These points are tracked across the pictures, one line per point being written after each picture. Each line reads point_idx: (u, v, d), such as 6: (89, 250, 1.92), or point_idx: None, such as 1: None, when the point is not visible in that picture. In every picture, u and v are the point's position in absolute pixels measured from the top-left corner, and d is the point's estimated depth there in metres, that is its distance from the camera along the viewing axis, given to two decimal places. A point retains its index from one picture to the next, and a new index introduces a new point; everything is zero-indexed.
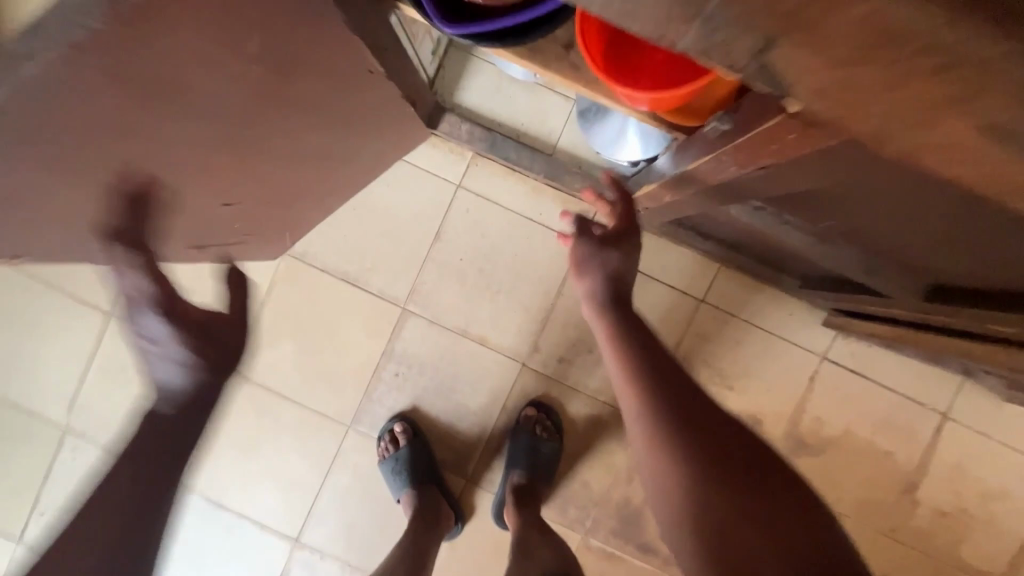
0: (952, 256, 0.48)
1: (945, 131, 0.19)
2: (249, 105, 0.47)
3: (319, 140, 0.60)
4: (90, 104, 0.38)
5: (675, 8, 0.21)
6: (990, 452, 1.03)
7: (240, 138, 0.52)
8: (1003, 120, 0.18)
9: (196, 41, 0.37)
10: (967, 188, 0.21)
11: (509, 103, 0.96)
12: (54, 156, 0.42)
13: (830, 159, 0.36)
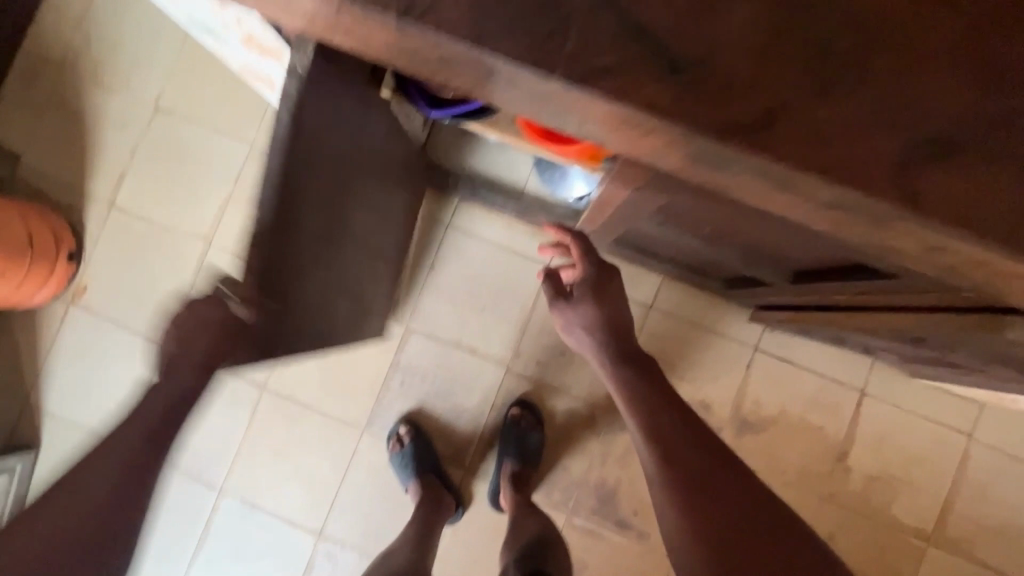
0: (775, 238, 0.71)
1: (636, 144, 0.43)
2: (344, 175, 0.70)
3: (370, 186, 0.83)
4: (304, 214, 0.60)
5: (523, 98, 0.46)
6: (905, 422, 1.22)
7: (338, 210, 0.72)
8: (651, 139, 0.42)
9: (326, 141, 0.59)
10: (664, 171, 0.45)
11: (483, 159, 1.23)
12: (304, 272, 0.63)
13: (657, 175, 0.61)
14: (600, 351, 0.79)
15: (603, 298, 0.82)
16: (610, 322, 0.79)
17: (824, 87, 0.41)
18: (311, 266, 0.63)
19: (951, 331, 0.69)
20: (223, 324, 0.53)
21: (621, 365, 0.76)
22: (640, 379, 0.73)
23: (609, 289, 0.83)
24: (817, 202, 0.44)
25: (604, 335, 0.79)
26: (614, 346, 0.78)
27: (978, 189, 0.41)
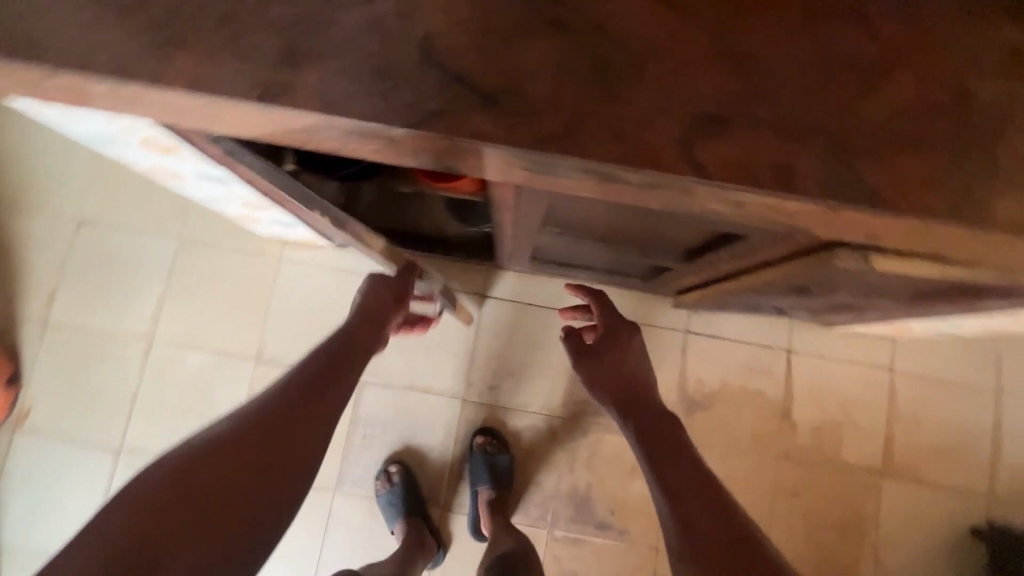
0: (648, 225, 0.82)
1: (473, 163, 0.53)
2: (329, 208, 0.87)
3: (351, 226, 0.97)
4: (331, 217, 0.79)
5: (374, 146, 0.55)
6: (834, 370, 1.33)
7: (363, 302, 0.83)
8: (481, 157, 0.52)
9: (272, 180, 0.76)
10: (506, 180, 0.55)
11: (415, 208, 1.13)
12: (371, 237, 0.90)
13: (526, 190, 0.72)
14: (620, 402, 0.83)
15: (620, 349, 0.90)
16: (623, 377, 0.86)
17: (610, 97, 0.51)
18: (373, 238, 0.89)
19: (811, 272, 0.79)
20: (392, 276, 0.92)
21: (640, 415, 0.80)
22: (665, 428, 0.78)
23: (626, 341, 0.91)
24: (636, 186, 0.53)
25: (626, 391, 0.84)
26: (632, 400, 0.83)
27: (752, 150, 0.51)
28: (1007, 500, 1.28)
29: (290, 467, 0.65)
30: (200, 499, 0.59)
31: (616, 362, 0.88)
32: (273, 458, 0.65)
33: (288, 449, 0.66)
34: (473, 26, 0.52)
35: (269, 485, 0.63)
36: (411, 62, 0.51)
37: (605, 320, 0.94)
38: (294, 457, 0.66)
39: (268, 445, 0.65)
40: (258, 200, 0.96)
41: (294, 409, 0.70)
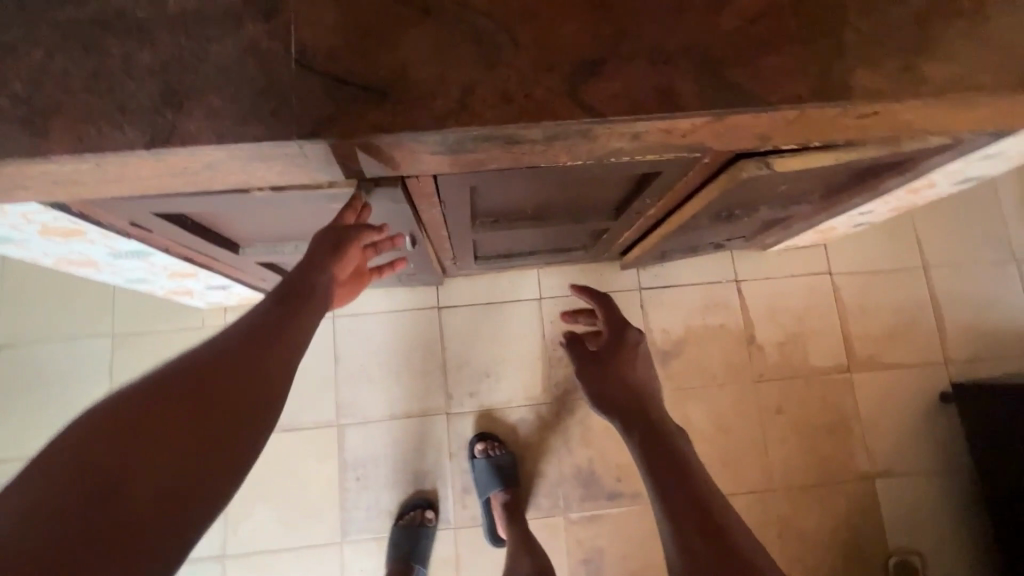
0: (569, 189, 0.85)
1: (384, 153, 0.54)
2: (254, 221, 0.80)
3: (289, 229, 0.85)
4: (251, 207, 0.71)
5: (285, 165, 0.55)
6: (781, 286, 1.40)
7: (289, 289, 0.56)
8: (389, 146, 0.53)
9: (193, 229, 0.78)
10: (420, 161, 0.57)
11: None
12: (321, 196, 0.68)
13: (445, 182, 0.73)
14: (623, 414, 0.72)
15: (626, 352, 0.80)
16: (630, 386, 0.76)
17: (491, 64, 0.53)
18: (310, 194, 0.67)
19: (726, 192, 0.84)
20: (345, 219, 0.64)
21: (646, 427, 0.69)
22: (672, 444, 0.66)
23: (632, 343, 0.81)
24: (540, 139, 0.56)
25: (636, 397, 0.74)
26: (639, 410, 0.72)
27: (633, 81, 0.54)
28: (960, 359, 1.38)
29: (240, 419, 0.43)
30: (127, 447, 0.38)
31: (617, 372, 0.78)
32: (229, 392, 0.44)
33: (250, 376, 0.46)
34: (344, 29, 0.53)
35: (226, 426, 0.42)
36: (293, 76, 0.52)
37: (610, 328, 0.85)
38: (257, 386, 0.45)
39: (225, 374, 0.45)
40: (185, 266, 0.94)
41: (255, 331, 0.50)
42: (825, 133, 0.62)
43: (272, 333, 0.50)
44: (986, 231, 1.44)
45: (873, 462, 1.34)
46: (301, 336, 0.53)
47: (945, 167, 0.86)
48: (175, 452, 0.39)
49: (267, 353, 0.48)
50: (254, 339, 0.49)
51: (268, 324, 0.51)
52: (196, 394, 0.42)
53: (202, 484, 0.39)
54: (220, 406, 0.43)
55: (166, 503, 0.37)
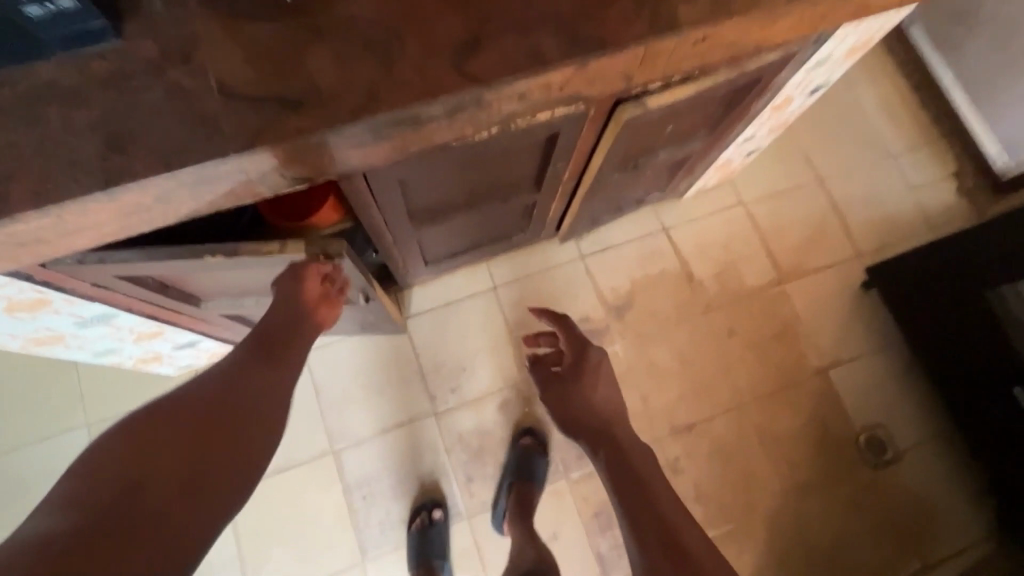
0: (488, 168, 0.95)
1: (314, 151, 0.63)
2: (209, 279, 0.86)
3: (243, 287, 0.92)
4: (202, 269, 0.79)
5: (231, 185, 0.64)
6: (704, 225, 1.55)
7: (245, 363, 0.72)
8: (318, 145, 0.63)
9: (153, 289, 0.83)
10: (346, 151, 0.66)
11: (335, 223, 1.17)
12: (260, 259, 0.80)
13: (377, 182, 0.82)
14: (587, 436, 0.84)
15: (584, 366, 0.93)
16: (590, 401, 0.88)
17: (387, 60, 0.64)
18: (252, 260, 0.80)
19: (620, 138, 0.96)
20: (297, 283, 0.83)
21: (604, 440, 0.82)
22: (625, 451, 0.79)
23: (587, 360, 0.94)
24: (442, 114, 0.66)
25: (592, 412, 0.86)
26: (601, 424, 0.84)
27: (506, 50, 0.65)
28: (869, 250, 1.57)
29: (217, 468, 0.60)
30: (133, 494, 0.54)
31: (578, 390, 0.89)
32: (202, 451, 0.60)
33: (243, 420, 0.66)
34: (255, 58, 0.62)
35: (204, 475, 0.59)
36: (218, 104, 0.60)
37: (572, 347, 0.98)
38: (235, 432, 0.64)
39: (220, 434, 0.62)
40: (152, 326, 0.98)
41: (217, 397, 0.66)
42: (674, 64, 0.76)
43: (232, 400, 0.66)
44: (858, 138, 1.66)
45: (822, 356, 1.48)
46: (256, 395, 0.69)
47: (792, 79, 1.02)
48: (196, 475, 0.58)
49: (252, 400, 0.68)
50: (218, 404, 0.65)
51: (243, 376, 0.70)
52: (201, 450, 0.60)
53: (216, 484, 0.59)
54: (224, 442, 0.62)
55: (195, 508, 0.57)
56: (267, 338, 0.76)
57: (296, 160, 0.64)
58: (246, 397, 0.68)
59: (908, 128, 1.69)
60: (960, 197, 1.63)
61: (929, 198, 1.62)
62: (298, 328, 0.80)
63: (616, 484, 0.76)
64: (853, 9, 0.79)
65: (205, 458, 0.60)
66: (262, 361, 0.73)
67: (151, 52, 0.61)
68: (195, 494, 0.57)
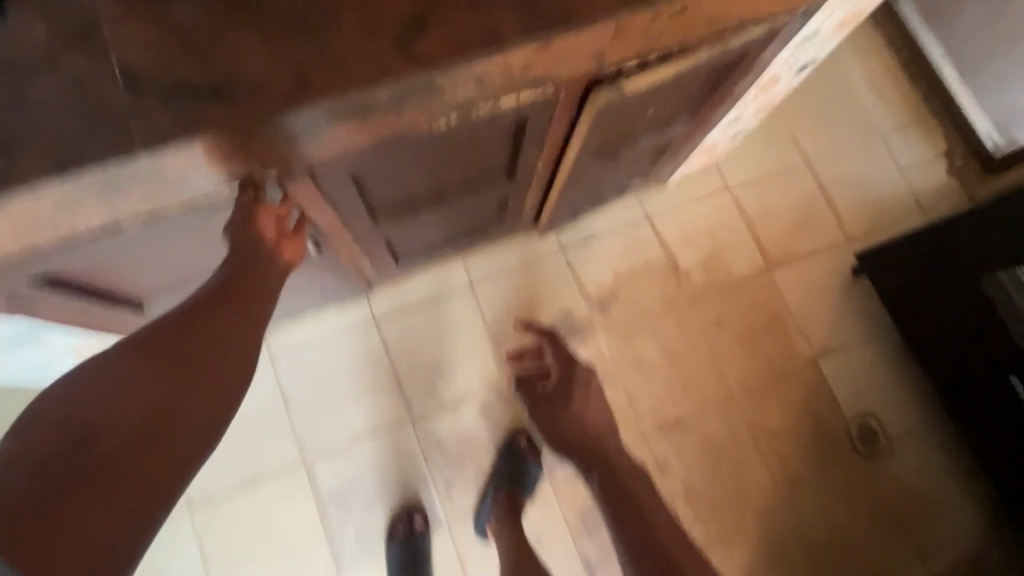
0: (453, 158, 0.88)
1: (243, 147, 0.56)
2: (142, 267, 0.76)
3: (189, 265, 0.81)
4: (128, 246, 0.67)
5: (150, 187, 0.56)
6: (689, 212, 1.49)
7: (204, 319, 0.65)
8: (246, 139, 0.55)
9: (79, 292, 0.75)
10: (280, 145, 0.58)
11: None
12: (193, 215, 0.66)
13: (327, 178, 0.74)
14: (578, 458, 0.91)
15: (573, 387, 1.00)
16: (583, 422, 0.94)
17: (320, 41, 0.56)
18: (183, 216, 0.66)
19: (596, 126, 0.89)
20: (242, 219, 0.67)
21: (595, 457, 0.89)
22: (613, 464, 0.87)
23: (580, 381, 1.01)
24: (389, 103, 0.59)
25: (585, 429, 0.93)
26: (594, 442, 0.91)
27: (458, 28, 0.58)
28: (858, 234, 1.52)
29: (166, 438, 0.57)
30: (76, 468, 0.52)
31: (570, 413, 0.96)
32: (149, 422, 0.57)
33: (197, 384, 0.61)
34: (166, 41, 0.54)
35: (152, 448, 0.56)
36: (123, 96, 0.52)
37: (558, 365, 1.04)
38: (185, 400, 0.60)
39: (168, 398, 0.59)
40: (90, 339, 0.91)
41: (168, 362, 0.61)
42: (649, 42, 0.68)
43: (182, 363, 0.61)
44: (846, 117, 1.60)
45: (812, 345, 1.43)
46: (210, 357, 0.63)
47: (779, 57, 0.96)
48: (143, 445, 0.55)
49: (207, 362, 0.63)
50: (167, 367, 0.60)
51: (196, 335, 0.64)
52: (146, 417, 0.57)
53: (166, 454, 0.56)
54: (174, 410, 0.58)
55: (142, 480, 0.54)
56: (225, 285, 0.69)
57: (223, 158, 0.56)
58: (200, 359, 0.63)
59: (898, 106, 1.63)
60: (951, 177, 1.58)
61: (919, 179, 1.57)
62: (260, 270, 0.71)
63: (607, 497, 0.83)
64: None
65: (153, 426, 0.57)
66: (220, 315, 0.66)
67: (43, 36, 0.53)
68: (143, 465, 0.55)
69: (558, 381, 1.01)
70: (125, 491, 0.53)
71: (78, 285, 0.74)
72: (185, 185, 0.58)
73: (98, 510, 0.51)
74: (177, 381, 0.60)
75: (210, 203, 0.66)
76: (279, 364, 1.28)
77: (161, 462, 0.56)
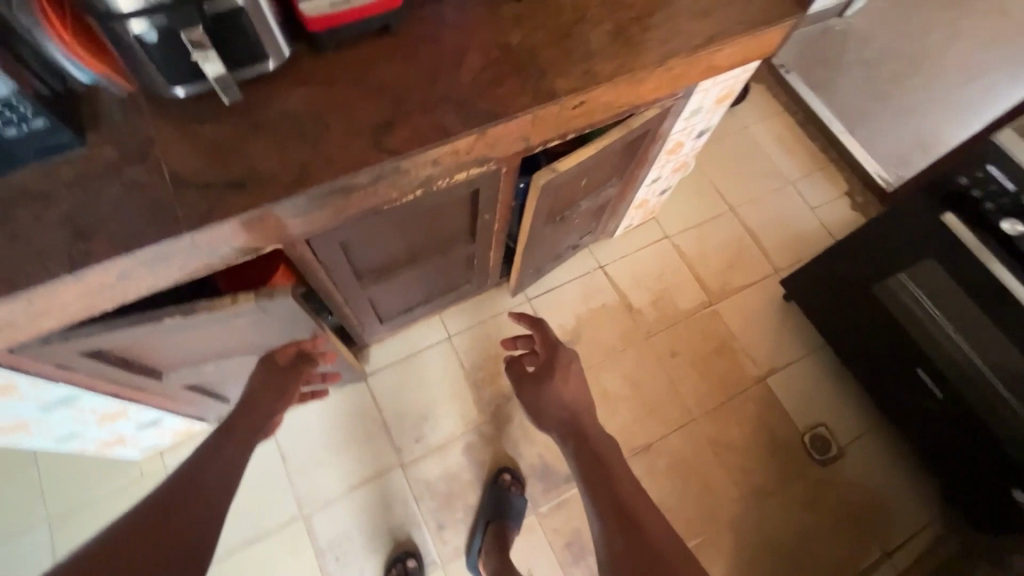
0: (422, 225, 1.08)
1: (259, 222, 0.74)
2: (170, 347, 0.92)
3: (211, 351, 0.99)
4: (164, 332, 0.85)
5: (188, 259, 0.73)
6: (636, 259, 1.70)
7: (222, 433, 0.89)
8: (263, 216, 0.73)
9: (116, 366, 0.89)
10: (287, 219, 0.77)
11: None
12: (215, 314, 0.85)
13: (321, 247, 0.93)
14: (560, 435, 0.92)
15: (553, 363, 1.01)
16: (563, 402, 0.95)
17: (317, 144, 0.76)
18: (211, 319, 0.86)
19: (543, 199, 1.11)
20: (280, 364, 1.05)
21: (568, 438, 0.90)
22: (590, 448, 0.86)
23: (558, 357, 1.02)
24: (368, 182, 0.78)
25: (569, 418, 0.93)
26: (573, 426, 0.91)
27: (416, 127, 0.79)
28: (784, 266, 1.74)
29: (209, 494, 0.75)
30: (151, 516, 0.69)
31: (556, 386, 0.97)
32: (197, 486, 0.75)
33: (223, 464, 0.82)
34: (204, 152, 0.74)
35: (203, 500, 0.74)
36: (172, 192, 0.71)
37: (545, 347, 1.05)
38: (218, 473, 0.80)
39: (212, 462, 0.81)
40: (114, 405, 1.02)
41: (203, 456, 0.82)
42: (562, 125, 0.91)
43: (209, 455, 0.83)
44: (759, 170, 1.88)
45: (759, 366, 1.60)
46: (231, 450, 0.86)
47: (676, 127, 1.20)
48: (194, 499, 0.73)
49: (229, 453, 0.85)
50: (204, 456, 0.82)
51: (220, 440, 0.86)
52: (197, 478, 0.77)
53: (211, 503, 0.74)
54: (210, 479, 0.78)
55: (199, 519, 0.71)
56: (247, 403, 0.96)
57: (245, 232, 0.74)
58: (227, 451, 0.85)
59: (801, 157, 1.92)
60: (855, 210, 1.84)
61: (829, 216, 1.83)
62: (277, 388, 1.02)
63: (586, 467, 0.83)
64: (702, 68, 0.97)
65: (198, 489, 0.75)
66: (238, 427, 0.91)
67: (112, 154, 0.72)
68: (196, 509, 0.72)
69: (542, 359, 1.03)
70: (198, 515, 0.71)
71: (115, 359, 0.89)
72: (213, 260, 0.76)
73: (172, 538, 0.67)
74: (210, 463, 0.81)
75: (234, 309, 0.86)
76: (278, 426, 1.39)
77: (217, 495, 0.76)
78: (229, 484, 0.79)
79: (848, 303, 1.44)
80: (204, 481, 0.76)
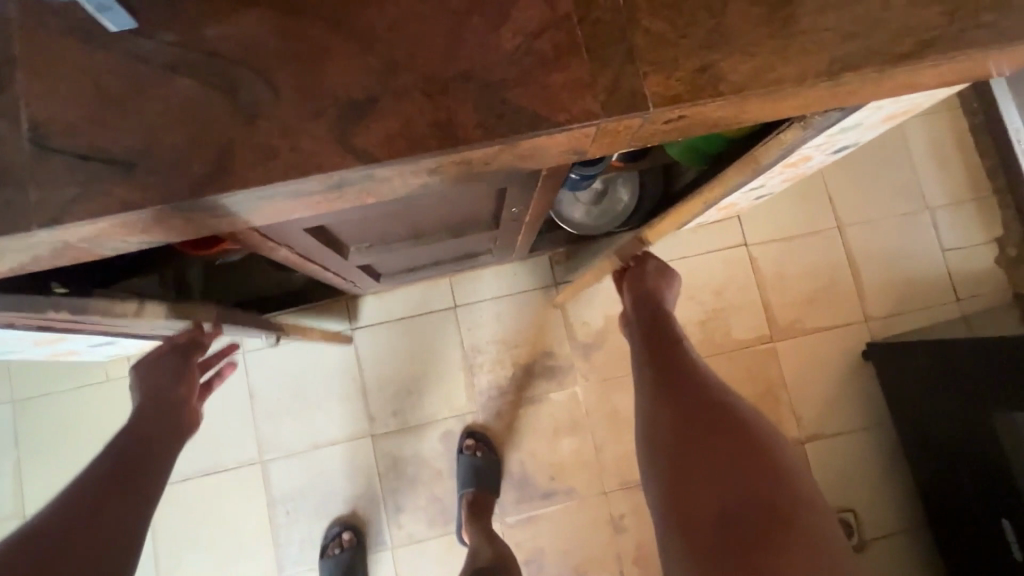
0: (424, 209, 0.81)
1: (155, 222, 0.51)
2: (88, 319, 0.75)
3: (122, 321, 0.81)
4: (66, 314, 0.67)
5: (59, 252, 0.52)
6: (702, 264, 1.39)
7: (135, 426, 0.72)
8: (157, 217, 0.50)
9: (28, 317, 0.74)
10: (200, 221, 0.53)
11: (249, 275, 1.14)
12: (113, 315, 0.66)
13: (276, 231, 0.69)
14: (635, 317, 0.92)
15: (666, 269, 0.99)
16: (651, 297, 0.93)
17: (251, 117, 0.49)
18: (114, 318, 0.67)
19: None
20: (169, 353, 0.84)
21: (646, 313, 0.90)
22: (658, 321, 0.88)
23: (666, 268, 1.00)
24: (324, 189, 0.52)
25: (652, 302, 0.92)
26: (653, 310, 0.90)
27: (409, 119, 0.50)
28: (881, 316, 1.40)
29: (128, 497, 0.62)
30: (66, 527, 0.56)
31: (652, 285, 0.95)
32: (122, 487, 0.63)
33: (151, 456, 0.69)
34: (82, 100, 0.49)
35: (125, 503, 0.61)
36: (30, 159, 0.48)
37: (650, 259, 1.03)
38: (149, 467, 0.67)
39: (133, 457, 0.67)
40: (47, 336, 0.90)
41: (122, 449, 0.68)
42: (640, 140, 0.59)
43: (126, 451, 0.68)
44: (895, 184, 1.45)
45: (802, 428, 1.35)
46: (157, 441, 0.71)
47: (809, 142, 0.83)
48: (116, 501, 0.61)
49: (157, 443, 0.71)
50: (115, 454, 0.67)
51: (140, 433, 0.70)
52: (117, 479, 0.63)
53: (138, 503, 0.63)
54: (134, 476, 0.65)
55: (123, 527, 0.59)
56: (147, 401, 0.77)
57: (135, 231, 0.52)
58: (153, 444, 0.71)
59: (957, 178, 1.46)
60: (1000, 267, 1.42)
61: (962, 265, 1.43)
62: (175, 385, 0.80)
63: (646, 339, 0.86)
64: (890, 90, 0.60)
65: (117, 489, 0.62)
66: (154, 422, 0.74)
67: None
68: (117, 515, 0.60)
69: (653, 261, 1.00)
70: (124, 520, 0.60)
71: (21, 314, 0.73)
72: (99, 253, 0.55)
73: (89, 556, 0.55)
74: (135, 458, 0.67)
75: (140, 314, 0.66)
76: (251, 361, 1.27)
77: (144, 496, 0.64)
78: (159, 483, 0.67)
79: (944, 404, 1.13)
80: (124, 481, 0.63)
